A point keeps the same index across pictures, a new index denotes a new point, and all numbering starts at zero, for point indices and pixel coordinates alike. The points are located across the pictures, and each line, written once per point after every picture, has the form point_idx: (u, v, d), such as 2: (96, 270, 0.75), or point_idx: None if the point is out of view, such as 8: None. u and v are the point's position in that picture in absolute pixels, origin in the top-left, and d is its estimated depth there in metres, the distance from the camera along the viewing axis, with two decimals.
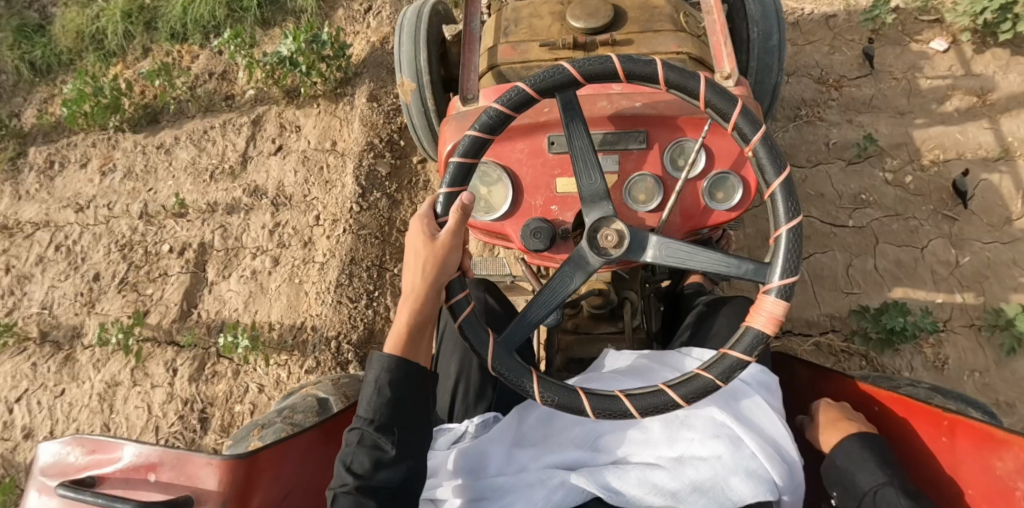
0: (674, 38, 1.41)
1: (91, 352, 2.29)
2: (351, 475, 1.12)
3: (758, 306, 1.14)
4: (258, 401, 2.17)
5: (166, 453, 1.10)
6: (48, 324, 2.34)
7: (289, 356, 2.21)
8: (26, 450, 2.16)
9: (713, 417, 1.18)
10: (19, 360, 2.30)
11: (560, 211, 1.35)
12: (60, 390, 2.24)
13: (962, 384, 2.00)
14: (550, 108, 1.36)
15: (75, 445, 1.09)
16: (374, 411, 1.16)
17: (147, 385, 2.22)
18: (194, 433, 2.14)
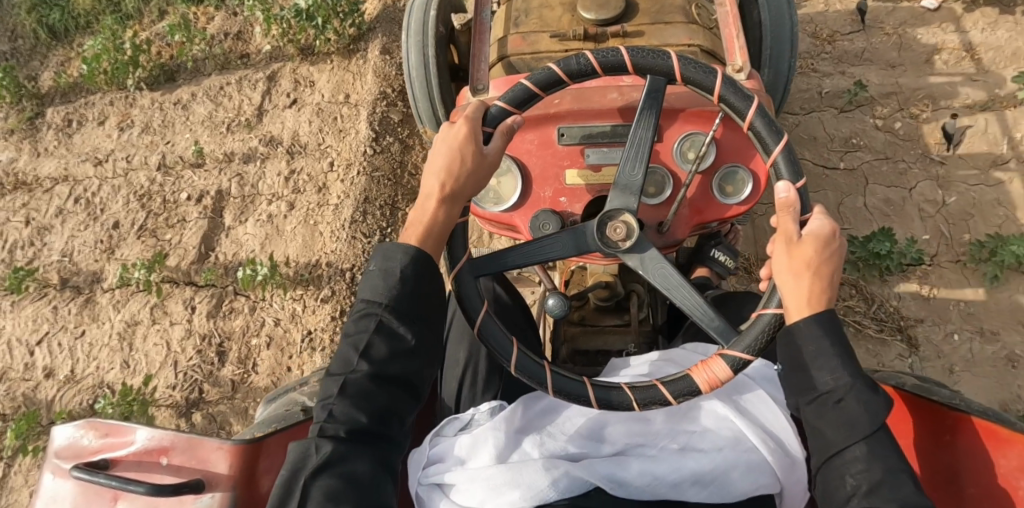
0: (685, 31, 1.45)
1: (111, 295, 2.35)
2: (366, 362, 1.05)
3: (707, 363, 1.15)
4: (275, 333, 2.23)
5: (178, 437, 1.09)
6: (69, 271, 2.39)
7: (305, 290, 2.28)
8: (47, 388, 2.21)
9: (715, 410, 1.22)
10: (40, 304, 2.34)
11: (569, 203, 1.39)
12: (80, 331, 2.29)
13: (948, 313, 2.04)
14: (561, 99, 1.39)
15: (88, 428, 1.07)
16: (393, 297, 1.09)
17: (166, 323, 2.28)
18: (212, 365, 2.19)
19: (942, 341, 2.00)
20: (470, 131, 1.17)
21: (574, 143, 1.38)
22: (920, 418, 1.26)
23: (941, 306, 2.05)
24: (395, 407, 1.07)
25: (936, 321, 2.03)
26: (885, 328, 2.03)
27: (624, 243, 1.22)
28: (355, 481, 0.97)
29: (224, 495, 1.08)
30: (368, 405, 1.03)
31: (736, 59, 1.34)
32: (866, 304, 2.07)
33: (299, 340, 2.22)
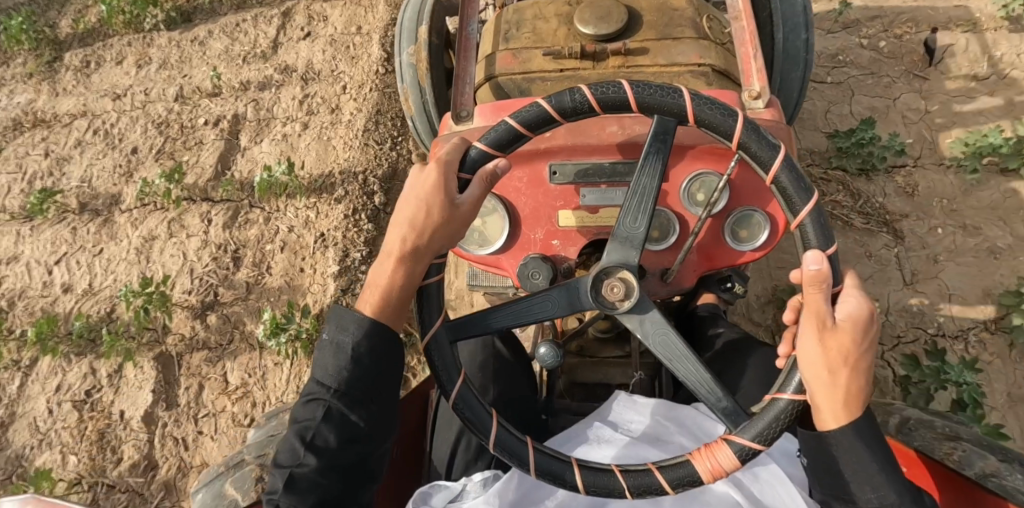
0: (695, 49, 1.53)
1: (129, 215, 2.45)
2: (313, 456, 1.16)
3: (711, 448, 1.15)
4: (289, 239, 2.36)
5: None
6: (87, 196, 2.50)
7: (318, 198, 2.41)
8: (66, 303, 2.32)
9: (729, 496, 1.21)
10: (59, 227, 2.45)
11: (560, 246, 1.51)
12: (99, 249, 2.40)
13: (931, 208, 2.23)
14: (554, 135, 1.45)
15: (31, 504, 1.14)
16: (341, 383, 1.17)
17: (183, 236, 2.40)
18: (228, 269, 2.33)
19: (929, 234, 2.20)
20: (438, 191, 1.19)
21: (567, 182, 1.46)
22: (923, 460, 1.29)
23: (926, 202, 2.25)
24: (347, 490, 1.18)
25: (920, 216, 2.23)
26: (873, 221, 2.23)
27: (620, 303, 1.21)
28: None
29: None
30: (318, 497, 1.15)
31: (754, 83, 1.40)
32: (855, 199, 2.27)
33: (312, 243, 2.34)
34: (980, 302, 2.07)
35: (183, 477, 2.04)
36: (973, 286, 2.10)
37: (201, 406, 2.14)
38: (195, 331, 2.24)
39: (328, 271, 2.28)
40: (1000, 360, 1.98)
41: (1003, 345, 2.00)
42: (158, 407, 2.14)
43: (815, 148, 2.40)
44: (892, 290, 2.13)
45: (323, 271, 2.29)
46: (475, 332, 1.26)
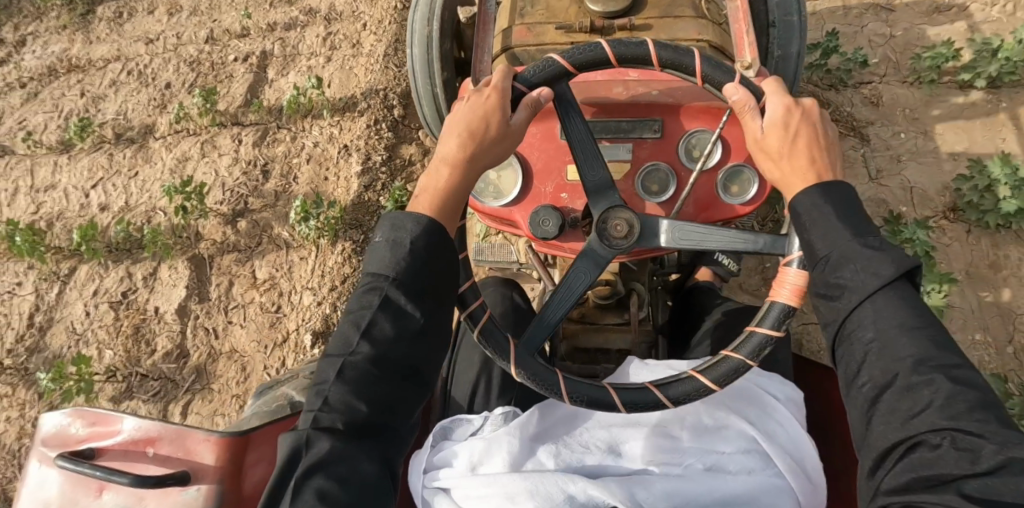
0: (694, 25, 1.51)
1: (163, 141, 2.58)
2: (366, 343, 1.05)
3: (779, 281, 1.13)
4: (314, 152, 2.50)
5: (165, 427, 1.10)
6: (122, 127, 2.62)
7: (342, 118, 2.53)
8: (105, 219, 2.45)
9: (744, 432, 1.21)
10: (96, 155, 2.58)
11: (570, 199, 1.42)
12: (134, 172, 2.53)
13: (894, 115, 2.32)
14: (565, 93, 1.46)
15: (75, 417, 1.10)
16: (398, 269, 1.07)
17: (214, 156, 2.53)
18: (257, 181, 2.47)
19: (892, 138, 2.30)
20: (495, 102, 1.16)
21: None
22: None
23: (890, 111, 2.33)
24: (397, 392, 1.06)
25: (885, 122, 2.32)
26: (840, 125, 2.33)
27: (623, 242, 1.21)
28: (360, 481, 0.99)
29: (210, 486, 1.09)
30: (366, 393, 1.03)
31: (745, 55, 1.39)
32: (822, 107, 2.35)
33: (336, 154, 2.47)
34: (940, 194, 2.18)
35: (213, 362, 2.22)
36: (933, 182, 2.21)
37: (230, 300, 2.31)
38: (225, 236, 2.40)
39: (351, 167, 2.43)
40: (958, 243, 2.11)
41: (962, 231, 2.13)
42: (191, 302, 2.31)
43: None
44: (859, 184, 2.24)
45: (346, 169, 2.43)
46: (541, 337, 1.22)
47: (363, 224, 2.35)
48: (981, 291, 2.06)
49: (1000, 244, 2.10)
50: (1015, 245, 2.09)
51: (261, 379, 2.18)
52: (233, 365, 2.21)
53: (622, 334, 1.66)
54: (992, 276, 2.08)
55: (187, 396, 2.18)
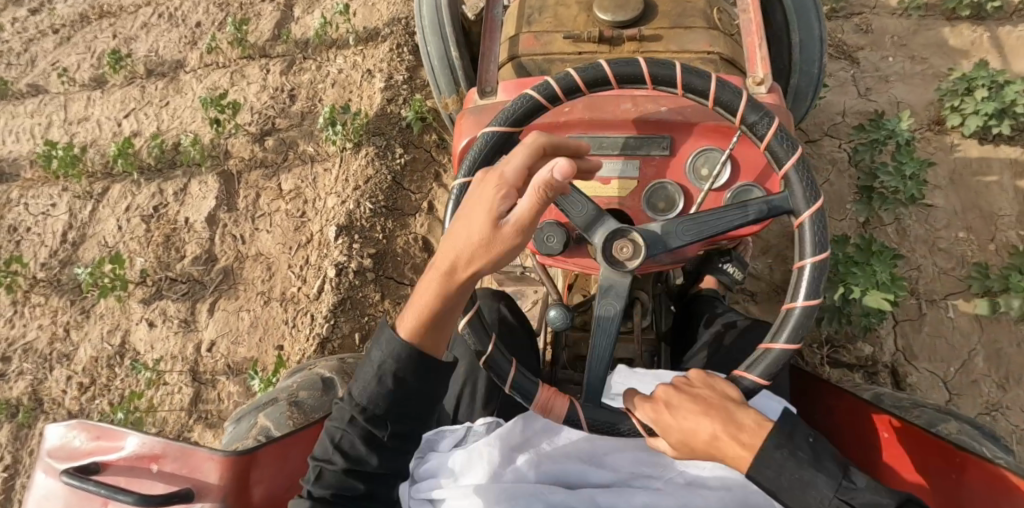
0: (705, 37, 1.58)
1: (194, 73, 2.66)
2: (340, 456, 1.17)
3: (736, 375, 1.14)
4: (340, 78, 2.58)
5: (167, 445, 1.22)
6: (154, 63, 2.69)
7: (365, 48, 2.61)
8: (140, 147, 2.54)
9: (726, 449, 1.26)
10: (129, 88, 2.66)
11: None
12: (165, 102, 2.62)
13: (883, 43, 2.49)
14: (573, 108, 1.40)
15: (80, 431, 1.23)
16: (368, 401, 1.15)
17: (243, 84, 2.61)
18: (285, 103, 2.56)
19: (881, 62, 2.47)
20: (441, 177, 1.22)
21: None
22: (930, 453, 1.27)
23: (880, 38, 2.51)
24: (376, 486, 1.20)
25: (875, 49, 2.49)
26: (832, 50, 2.51)
27: (632, 263, 1.17)
28: None
29: (212, 503, 1.21)
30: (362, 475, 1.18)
31: (758, 70, 1.45)
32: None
33: (359, 79, 2.55)
34: (925, 109, 2.36)
35: (240, 264, 2.33)
36: (918, 100, 2.38)
37: (258, 209, 2.40)
38: (253, 153, 2.48)
39: (375, 86, 2.51)
40: (941, 152, 2.28)
41: (946, 142, 2.29)
42: (221, 212, 2.41)
43: None
44: (847, 100, 2.42)
45: (370, 88, 2.52)
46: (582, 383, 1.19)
47: (385, 132, 2.43)
48: (962, 195, 2.23)
49: (985, 154, 2.26)
50: (995, 155, 2.26)
51: (286, 277, 2.28)
52: (260, 266, 2.32)
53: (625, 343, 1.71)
54: (973, 183, 2.24)
55: (214, 294, 2.29)
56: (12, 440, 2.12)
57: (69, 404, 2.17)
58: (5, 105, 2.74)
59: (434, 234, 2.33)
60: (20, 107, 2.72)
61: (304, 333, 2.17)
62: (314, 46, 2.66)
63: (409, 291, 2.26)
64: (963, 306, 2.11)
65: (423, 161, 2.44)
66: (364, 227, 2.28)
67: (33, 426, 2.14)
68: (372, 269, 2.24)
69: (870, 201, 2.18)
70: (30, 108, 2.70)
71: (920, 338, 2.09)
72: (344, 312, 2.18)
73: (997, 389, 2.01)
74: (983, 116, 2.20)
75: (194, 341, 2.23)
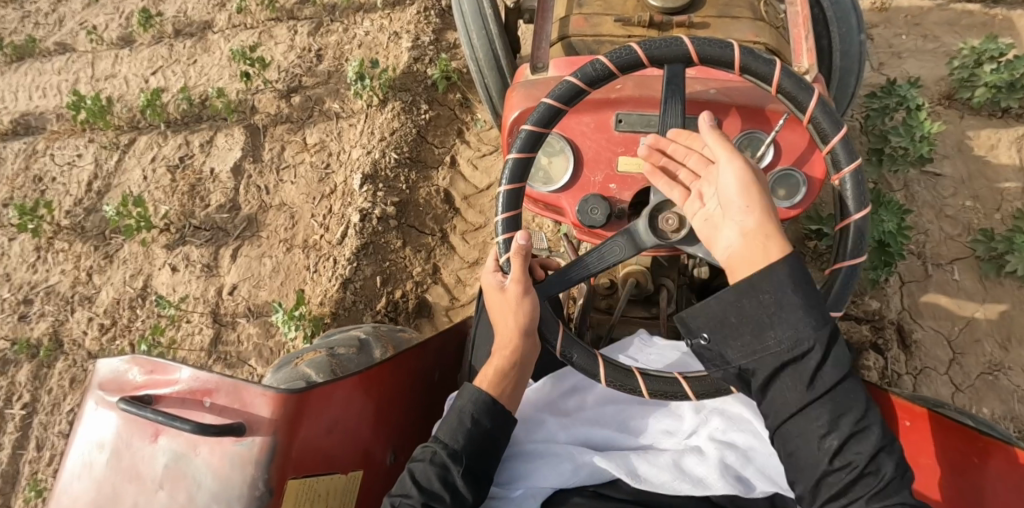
0: (751, 27, 1.53)
1: (222, 33, 2.68)
2: (416, 491, 1.14)
3: None
4: (367, 41, 2.58)
5: (220, 381, 1.25)
6: (183, 24, 2.71)
7: (392, 10, 2.61)
8: (168, 103, 2.57)
9: (739, 414, 1.31)
10: (156, 46, 2.69)
11: (618, 190, 1.43)
12: (193, 60, 2.64)
13: (897, 20, 2.47)
14: (623, 85, 1.43)
15: (133, 365, 1.27)
16: (451, 436, 1.19)
17: (271, 43, 2.63)
18: (312, 62, 2.57)
19: (894, 38, 2.43)
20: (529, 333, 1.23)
21: (632, 130, 1.42)
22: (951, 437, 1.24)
23: (895, 16, 2.48)
24: None
25: (888, 26, 2.46)
26: None
27: (681, 232, 1.16)
28: None
29: (264, 439, 1.24)
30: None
31: (804, 60, 1.41)
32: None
33: (386, 41, 2.56)
34: (937, 84, 2.31)
35: (263, 213, 2.37)
36: (930, 74, 2.33)
37: (282, 161, 2.44)
38: (280, 109, 2.51)
39: (401, 46, 2.52)
40: (951, 125, 2.24)
41: (955, 115, 2.25)
42: (246, 162, 2.45)
43: None
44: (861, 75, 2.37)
45: (396, 49, 2.53)
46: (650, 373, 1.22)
47: (411, 88, 2.44)
48: (970, 164, 2.18)
49: (992, 127, 2.22)
50: (1006, 130, 2.21)
51: (308, 226, 2.32)
52: (283, 215, 2.36)
53: (649, 327, 1.65)
54: (982, 154, 2.19)
55: (237, 242, 2.34)
56: (33, 379, 2.22)
57: (90, 345, 2.25)
58: (32, 65, 2.78)
59: (455, 188, 2.36)
60: (48, 64, 2.76)
61: (326, 276, 2.22)
62: (340, 9, 2.66)
63: (430, 241, 2.29)
64: (969, 269, 2.06)
65: (446, 118, 2.46)
66: (388, 177, 2.32)
67: (55, 365, 2.23)
68: (395, 217, 2.28)
69: (879, 162, 2.14)
70: (57, 65, 2.75)
71: (925, 297, 2.04)
72: (367, 256, 2.22)
73: (999, 349, 1.96)
74: (991, 88, 2.18)
75: (216, 285, 2.29)
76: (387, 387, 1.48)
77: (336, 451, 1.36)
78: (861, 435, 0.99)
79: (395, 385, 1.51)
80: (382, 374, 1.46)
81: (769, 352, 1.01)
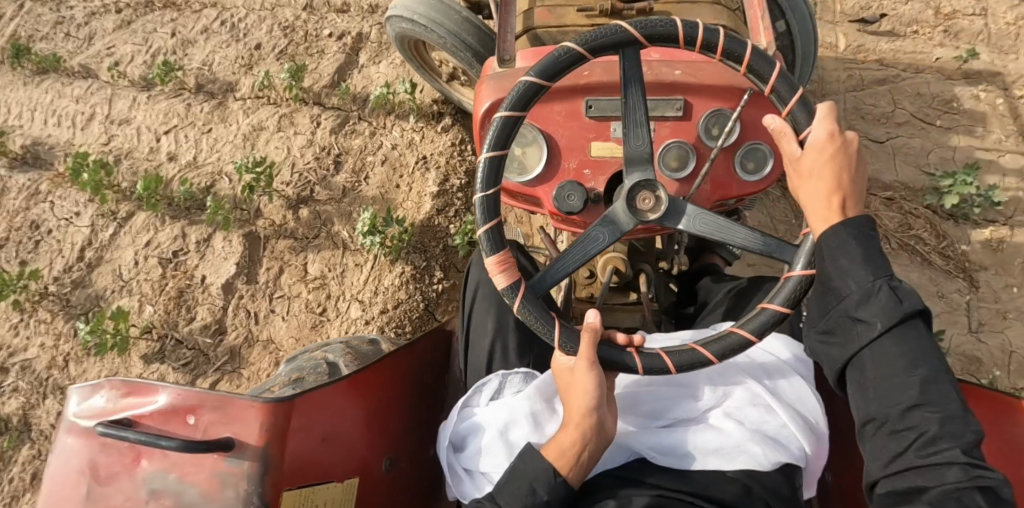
0: (709, 10, 1.55)
1: (242, 103, 2.33)
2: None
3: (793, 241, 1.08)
4: (391, 157, 2.23)
5: (204, 395, 1.08)
6: (205, 79, 2.36)
7: (427, 125, 2.26)
8: (170, 172, 2.24)
9: (746, 387, 1.14)
10: (175, 101, 2.33)
11: (593, 176, 1.28)
12: (208, 129, 2.29)
13: (1012, 267, 2.02)
14: (590, 71, 1.27)
15: (108, 388, 1.08)
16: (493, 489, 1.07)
17: (289, 133, 2.27)
18: (327, 171, 2.21)
19: (1003, 291, 2.00)
20: (594, 359, 1.06)
21: (602, 117, 1.27)
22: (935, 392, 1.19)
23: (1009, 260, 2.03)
24: None
25: (1000, 271, 2.02)
26: (952, 264, 2.04)
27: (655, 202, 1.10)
28: None
29: (255, 453, 1.07)
30: None
31: (761, 39, 1.38)
32: (937, 239, 2.07)
33: (413, 165, 2.21)
34: None
35: (248, 347, 2.02)
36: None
37: (277, 288, 2.08)
38: (285, 220, 2.15)
39: (426, 188, 2.17)
40: None
41: None
42: (239, 281, 2.08)
43: (908, 184, 2.15)
44: (955, 335, 1.95)
45: (422, 185, 2.18)
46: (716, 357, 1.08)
47: (428, 249, 2.09)
48: None
49: None
50: None
51: None
52: (268, 357, 2.01)
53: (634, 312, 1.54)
54: None
55: (217, 374, 1.99)
56: None
57: None
58: (54, 82, 2.41)
59: None
60: (69, 87, 2.39)
61: None
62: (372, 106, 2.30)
63: None
64: None
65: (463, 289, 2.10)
66: None
67: (16, 449, 1.90)
68: None
69: None
70: (76, 92, 2.38)
71: None
72: None
73: None
74: None
75: None
76: (380, 389, 1.31)
77: (330, 461, 1.19)
78: (924, 390, 0.89)
79: (390, 383, 1.34)
80: (373, 377, 1.30)
81: (837, 294, 0.95)
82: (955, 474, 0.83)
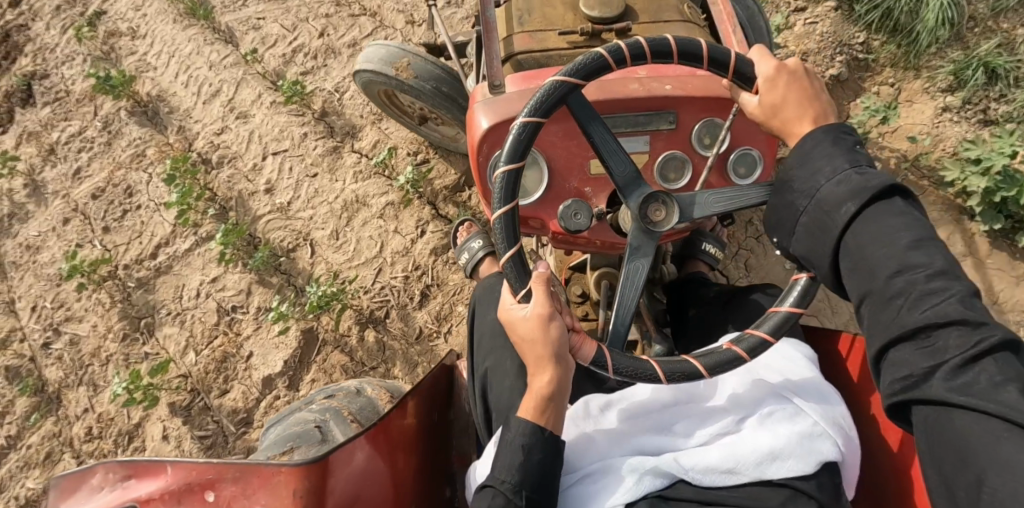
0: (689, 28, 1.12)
1: (358, 159, 1.67)
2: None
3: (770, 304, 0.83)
4: None
5: (222, 464, 0.79)
6: (333, 108, 1.74)
7: None
8: (259, 206, 1.65)
9: (756, 394, 0.84)
10: (293, 119, 1.72)
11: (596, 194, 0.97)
12: (315, 171, 1.66)
13: None
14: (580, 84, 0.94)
15: (111, 471, 0.81)
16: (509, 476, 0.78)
17: (391, 226, 1.59)
18: (410, 302, 1.53)
19: None
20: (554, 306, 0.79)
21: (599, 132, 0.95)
22: None
23: None
24: None
25: None
26: None
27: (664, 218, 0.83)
28: None
29: None
30: None
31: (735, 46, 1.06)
32: None
33: None
34: None
35: None
36: None
37: None
38: (348, 332, 1.51)
39: None
40: None
41: None
42: (280, 381, 1.47)
43: None
44: None
45: None
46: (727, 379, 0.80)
47: None
48: None
49: None
50: None
51: None
52: None
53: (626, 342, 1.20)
54: None
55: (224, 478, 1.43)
56: None
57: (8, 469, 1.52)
58: (198, 33, 1.92)
59: None
60: (207, 47, 1.89)
61: None
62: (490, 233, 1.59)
63: None
64: None
65: None
66: None
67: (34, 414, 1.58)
68: None
69: None
70: (212, 56, 1.87)
71: None
72: None
73: None
74: None
75: None
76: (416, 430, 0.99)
77: None
78: (903, 261, 0.66)
79: (422, 422, 1.02)
80: (394, 424, 0.94)
81: (807, 192, 0.72)
82: (957, 343, 0.61)
